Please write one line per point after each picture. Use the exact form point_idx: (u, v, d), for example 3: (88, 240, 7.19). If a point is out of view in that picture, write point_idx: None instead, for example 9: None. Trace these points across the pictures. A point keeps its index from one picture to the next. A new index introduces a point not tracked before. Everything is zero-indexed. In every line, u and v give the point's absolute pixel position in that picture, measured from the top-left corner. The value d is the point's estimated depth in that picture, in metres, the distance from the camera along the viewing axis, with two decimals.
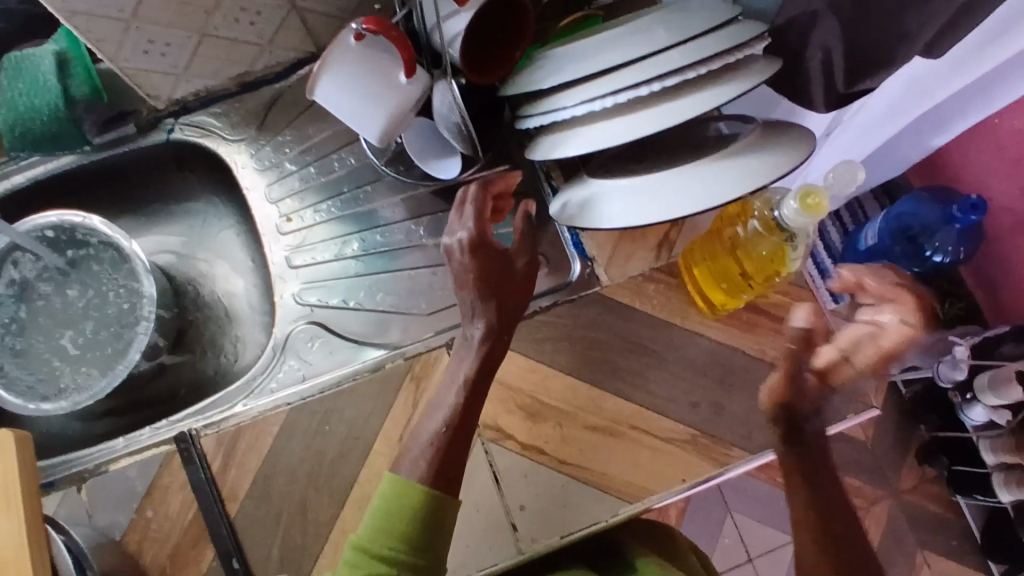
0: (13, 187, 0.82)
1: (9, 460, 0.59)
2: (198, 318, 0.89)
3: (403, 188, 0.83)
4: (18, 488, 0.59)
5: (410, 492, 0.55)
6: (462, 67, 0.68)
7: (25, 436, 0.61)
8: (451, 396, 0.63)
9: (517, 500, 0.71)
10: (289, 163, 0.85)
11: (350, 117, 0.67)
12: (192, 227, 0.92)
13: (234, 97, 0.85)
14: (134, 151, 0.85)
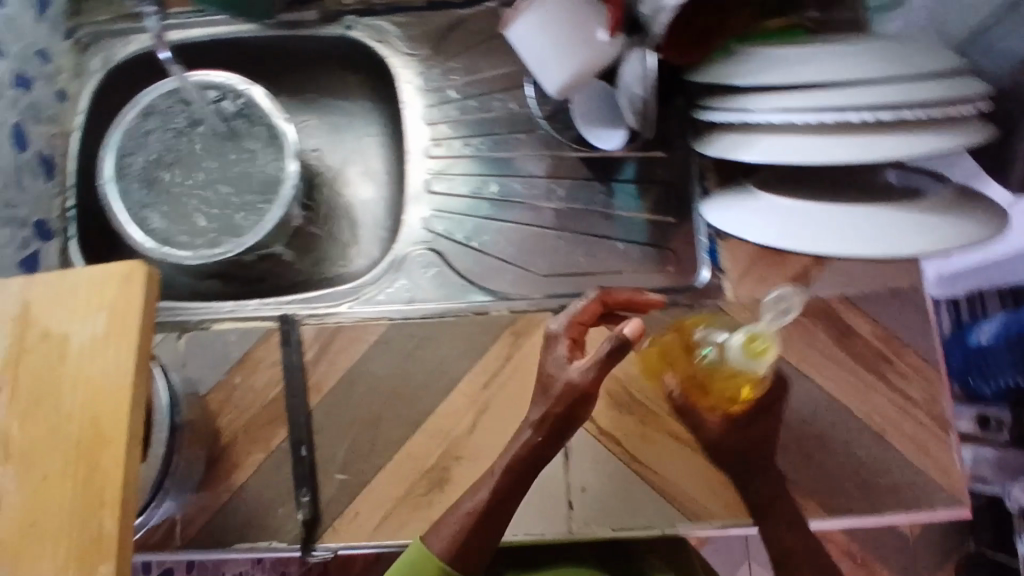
0: (191, 38, 0.85)
1: (135, 292, 0.60)
2: (319, 213, 0.90)
3: (551, 145, 0.81)
4: (136, 322, 0.60)
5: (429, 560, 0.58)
6: (660, 43, 0.66)
7: (155, 274, 0.62)
8: (482, 493, 0.60)
9: (574, 483, 0.71)
10: (452, 90, 0.82)
11: (536, 68, 0.65)
12: (335, 125, 0.93)
13: (417, 12, 0.84)
14: (308, 37, 0.85)
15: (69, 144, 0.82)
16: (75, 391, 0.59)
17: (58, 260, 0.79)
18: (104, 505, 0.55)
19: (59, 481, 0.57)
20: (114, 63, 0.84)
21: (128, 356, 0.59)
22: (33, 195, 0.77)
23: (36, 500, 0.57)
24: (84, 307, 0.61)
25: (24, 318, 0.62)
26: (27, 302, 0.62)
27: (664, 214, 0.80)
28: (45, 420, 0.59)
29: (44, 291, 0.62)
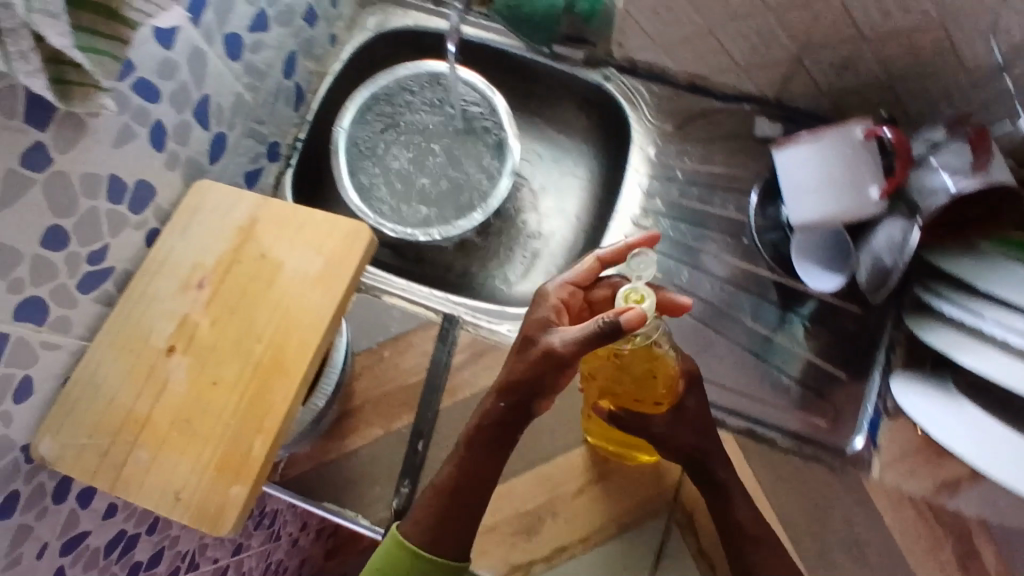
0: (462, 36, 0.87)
1: (356, 250, 0.65)
2: (500, 229, 0.90)
3: (748, 258, 0.81)
4: (345, 280, 0.63)
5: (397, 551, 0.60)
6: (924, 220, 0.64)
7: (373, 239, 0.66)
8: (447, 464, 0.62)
9: (580, 530, 0.70)
10: (680, 172, 0.83)
11: (789, 189, 0.65)
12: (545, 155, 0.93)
13: (675, 89, 0.84)
14: (564, 72, 0.87)
15: (320, 84, 0.86)
16: (269, 315, 0.62)
17: (274, 181, 0.83)
18: (261, 430, 0.58)
19: (223, 390, 0.60)
20: (385, 28, 0.88)
21: (328, 304, 0.62)
22: (278, 120, 0.81)
23: (197, 397, 0.60)
24: (309, 243, 0.65)
25: (247, 231, 0.66)
26: (255, 218, 0.67)
27: (839, 367, 0.77)
28: (231, 329, 0.62)
29: (272, 214, 0.67)
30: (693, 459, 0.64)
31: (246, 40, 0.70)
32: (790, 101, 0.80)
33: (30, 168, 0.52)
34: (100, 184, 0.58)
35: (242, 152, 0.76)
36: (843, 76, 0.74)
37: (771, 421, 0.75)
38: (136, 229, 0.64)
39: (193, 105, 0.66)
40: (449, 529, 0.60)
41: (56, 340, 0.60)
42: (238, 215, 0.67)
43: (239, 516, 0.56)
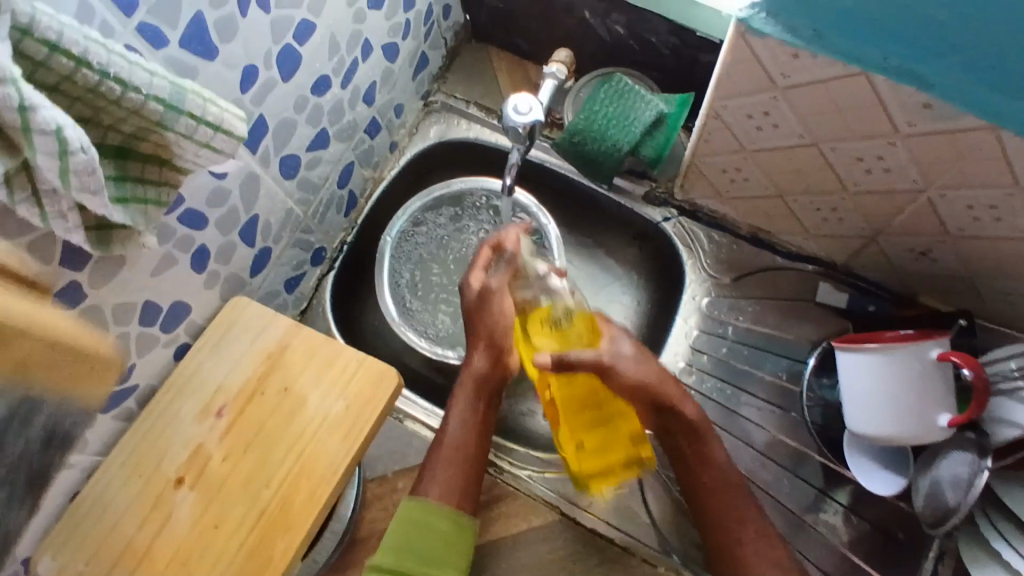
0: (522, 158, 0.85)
1: (379, 397, 0.62)
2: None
3: (790, 433, 0.75)
4: (365, 430, 0.60)
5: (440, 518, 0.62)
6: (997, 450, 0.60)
7: (401, 384, 0.63)
8: (452, 428, 0.68)
9: None
10: (732, 330, 0.77)
11: (848, 391, 0.60)
12: (590, 281, 0.88)
13: (736, 238, 0.79)
14: (622, 204, 0.83)
15: (374, 190, 0.85)
16: (282, 455, 0.60)
17: (314, 285, 0.82)
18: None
19: (225, 534, 0.58)
20: (445, 138, 0.86)
21: (344, 454, 0.60)
22: (327, 227, 0.80)
23: (199, 537, 0.58)
24: (334, 384, 0.63)
25: (274, 357, 0.64)
26: (284, 343, 0.65)
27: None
28: (244, 467, 0.60)
29: (302, 342, 0.65)
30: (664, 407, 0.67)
31: (303, 159, 0.70)
32: (859, 271, 0.75)
33: (63, 305, 0.51)
34: (134, 310, 0.58)
35: (285, 261, 0.75)
36: (920, 262, 0.69)
37: None
38: (165, 347, 0.64)
39: (240, 226, 0.65)
40: (464, 484, 0.65)
41: (69, 459, 0.59)
42: (267, 339, 0.65)
43: None
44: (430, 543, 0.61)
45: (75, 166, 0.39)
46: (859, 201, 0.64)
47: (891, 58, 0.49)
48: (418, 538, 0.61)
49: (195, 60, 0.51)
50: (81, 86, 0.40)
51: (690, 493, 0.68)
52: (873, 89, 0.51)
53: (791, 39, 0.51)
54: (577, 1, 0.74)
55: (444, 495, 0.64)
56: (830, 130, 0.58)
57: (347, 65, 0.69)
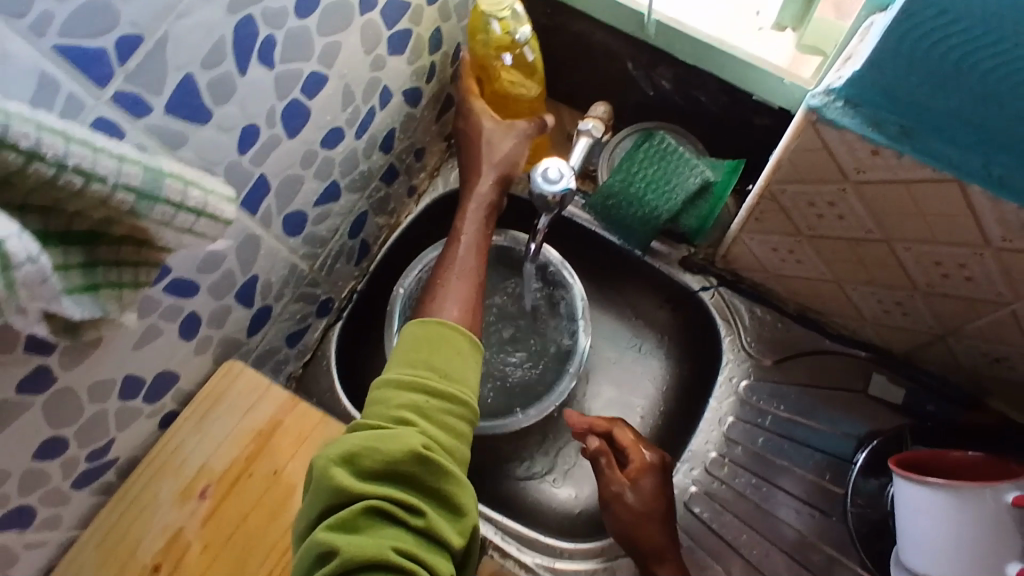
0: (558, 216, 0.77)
1: None
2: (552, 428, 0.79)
3: (831, 542, 0.67)
4: None
5: (445, 341, 0.53)
6: None
7: None
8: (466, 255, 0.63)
9: None
10: (770, 418, 0.70)
11: (907, 530, 0.53)
12: (618, 342, 0.82)
13: (781, 316, 0.72)
14: (658, 270, 0.76)
15: (388, 236, 0.79)
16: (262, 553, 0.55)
17: (319, 336, 0.76)
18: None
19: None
20: None
21: None
22: (335, 278, 0.74)
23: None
24: None
25: (261, 444, 0.59)
26: (275, 424, 0.60)
27: None
28: (220, 565, 0.55)
29: (293, 424, 0.60)
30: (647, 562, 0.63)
31: (311, 214, 0.64)
32: (916, 366, 0.68)
33: (28, 391, 0.45)
34: (113, 387, 0.52)
35: (288, 317, 0.70)
36: (990, 370, 0.61)
37: None
38: (150, 417, 0.58)
39: (238, 288, 0.60)
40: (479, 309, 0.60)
41: (42, 538, 0.54)
42: (259, 420, 0.60)
43: None
44: (453, 358, 0.52)
45: (22, 279, 0.33)
46: (930, 301, 0.57)
47: (991, 167, 0.42)
48: (438, 354, 0.51)
49: (184, 125, 0.46)
50: (33, 183, 0.34)
51: None
52: (966, 199, 0.44)
53: (874, 134, 0.44)
54: (619, 50, 0.67)
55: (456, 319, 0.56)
56: (906, 228, 0.51)
57: (363, 114, 0.63)
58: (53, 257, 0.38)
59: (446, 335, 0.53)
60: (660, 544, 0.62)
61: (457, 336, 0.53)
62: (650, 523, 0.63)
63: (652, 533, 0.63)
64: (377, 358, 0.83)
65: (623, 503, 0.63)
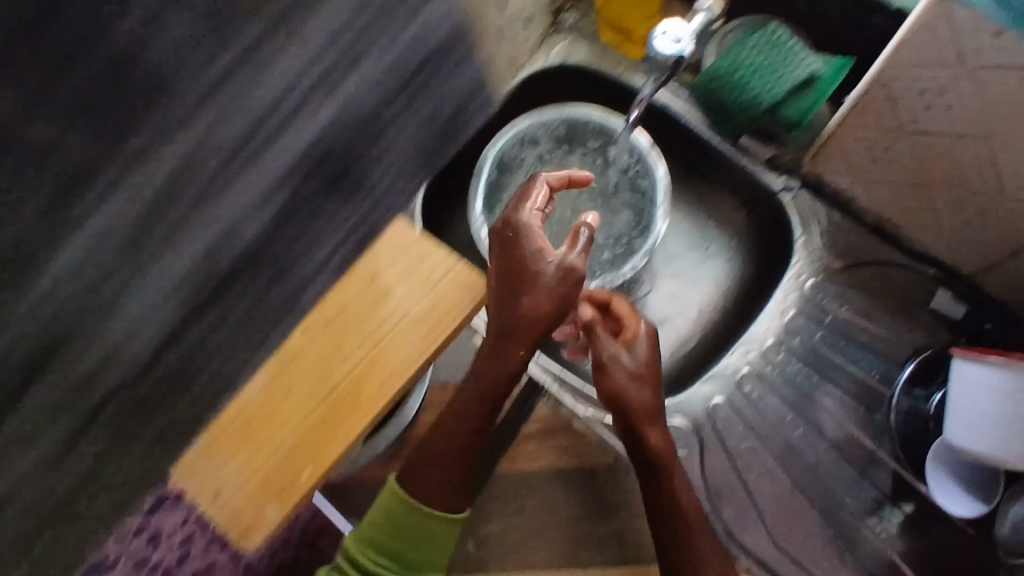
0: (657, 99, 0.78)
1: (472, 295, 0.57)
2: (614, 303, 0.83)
3: (868, 433, 0.71)
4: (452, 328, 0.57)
5: (413, 512, 0.53)
6: None
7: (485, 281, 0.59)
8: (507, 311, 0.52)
9: None
10: (831, 317, 0.73)
11: (955, 406, 0.57)
12: (688, 234, 0.86)
13: (856, 226, 0.75)
14: (743, 168, 0.78)
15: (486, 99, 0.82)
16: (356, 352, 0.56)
17: None
18: (313, 460, 0.52)
19: (279, 428, 0.54)
20: (566, 60, 0.82)
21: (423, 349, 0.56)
22: None
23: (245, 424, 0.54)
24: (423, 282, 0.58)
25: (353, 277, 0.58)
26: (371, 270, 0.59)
27: None
28: (316, 339, 0.56)
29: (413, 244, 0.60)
30: (629, 424, 0.55)
31: None
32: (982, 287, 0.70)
33: None
34: None
35: None
36: None
37: None
38: None
39: None
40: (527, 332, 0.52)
41: None
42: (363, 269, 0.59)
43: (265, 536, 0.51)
44: (430, 548, 0.53)
45: None
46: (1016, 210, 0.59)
47: None
48: (411, 548, 0.53)
49: None
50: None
51: (663, 469, 0.55)
52: None
53: (1002, 14, 0.46)
54: None
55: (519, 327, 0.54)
56: (1011, 123, 0.53)
57: None
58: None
59: (435, 528, 0.53)
60: (650, 404, 0.55)
61: (411, 512, 0.52)
62: (642, 383, 0.55)
63: (642, 391, 0.55)
64: (456, 217, 0.87)
65: (616, 362, 0.55)
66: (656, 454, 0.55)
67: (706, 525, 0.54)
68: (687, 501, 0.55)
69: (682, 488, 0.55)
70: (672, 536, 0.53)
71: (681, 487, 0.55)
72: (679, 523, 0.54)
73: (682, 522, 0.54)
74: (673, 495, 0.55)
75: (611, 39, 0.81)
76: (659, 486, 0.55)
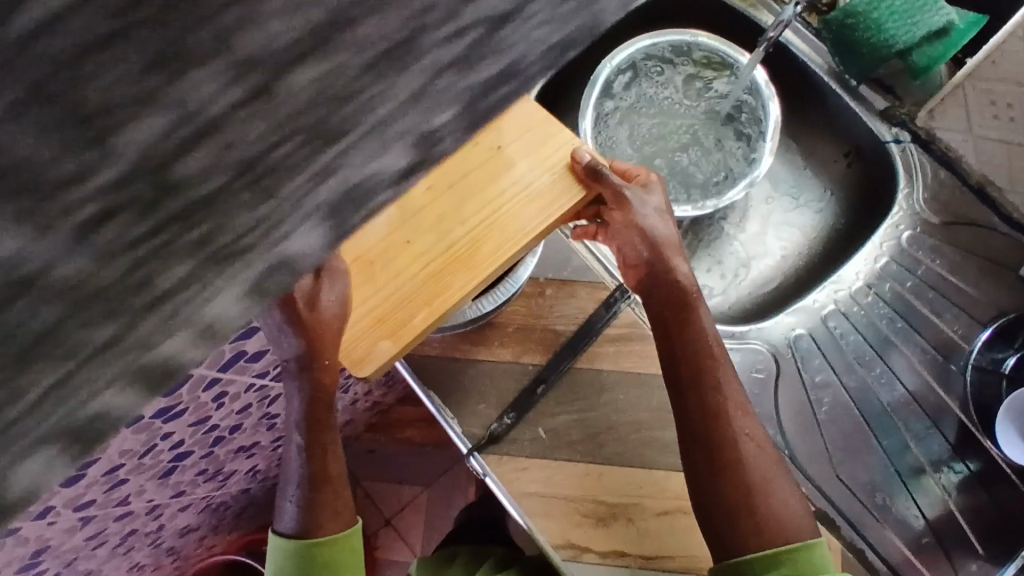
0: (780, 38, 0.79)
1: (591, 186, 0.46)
2: (698, 232, 0.83)
3: (942, 383, 0.73)
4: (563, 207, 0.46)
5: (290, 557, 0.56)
6: None
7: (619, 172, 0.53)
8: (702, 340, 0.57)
9: (647, 549, 0.71)
10: (921, 269, 0.75)
11: None
12: (778, 176, 0.85)
13: (959, 184, 0.76)
14: (855, 114, 0.79)
15: None
16: (472, 218, 0.45)
17: None
18: (431, 304, 0.45)
19: (420, 243, 0.45)
20: None
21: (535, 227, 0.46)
22: None
23: (384, 303, 0.45)
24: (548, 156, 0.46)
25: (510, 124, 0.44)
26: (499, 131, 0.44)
27: (979, 543, 0.70)
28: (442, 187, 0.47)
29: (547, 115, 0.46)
30: (650, 260, 0.56)
31: None
32: None
33: None
34: None
35: None
36: None
37: (870, 537, 0.71)
38: None
39: None
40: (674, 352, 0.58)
41: None
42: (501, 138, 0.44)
43: (379, 371, 0.46)
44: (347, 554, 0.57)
45: None
46: None
47: None
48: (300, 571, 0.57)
49: None
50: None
51: (678, 307, 0.56)
52: None
53: None
54: None
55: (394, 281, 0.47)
56: None
57: None
58: None
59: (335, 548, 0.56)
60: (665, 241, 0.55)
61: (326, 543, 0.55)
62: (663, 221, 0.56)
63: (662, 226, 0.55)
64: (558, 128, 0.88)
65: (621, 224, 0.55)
66: (677, 294, 0.56)
67: (722, 353, 0.56)
68: (705, 330, 0.56)
69: (705, 324, 0.56)
70: (687, 370, 0.57)
71: (705, 329, 0.56)
72: (705, 359, 0.56)
73: (696, 354, 0.56)
74: (691, 332, 0.56)
75: None
76: (667, 327, 0.57)
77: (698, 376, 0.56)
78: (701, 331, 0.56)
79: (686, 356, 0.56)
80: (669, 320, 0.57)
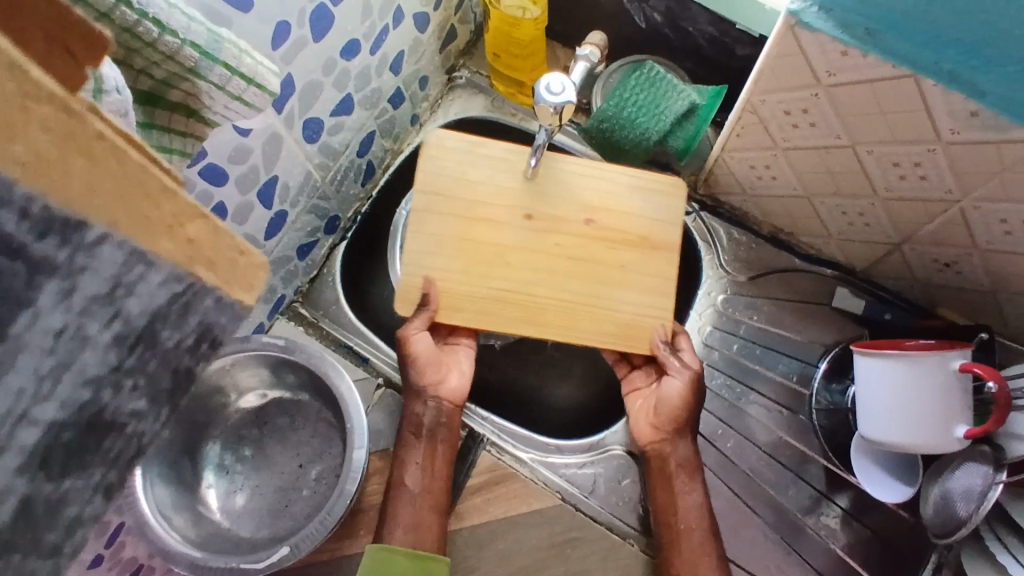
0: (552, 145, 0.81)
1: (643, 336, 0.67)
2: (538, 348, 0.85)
3: (798, 434, 0.74)
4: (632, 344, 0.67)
5: None
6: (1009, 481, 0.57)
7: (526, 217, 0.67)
8: (694, 489, 0.68)
9: None
10: (744, 328, 0.78)
11: (865, 399, 0.60)
12: None
13: (756, 238, 0.79)
14: None
15: (391, 162, 0.84)
16: (554, 291, 0.67)
17: (325, 253, 0.81)
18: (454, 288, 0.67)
19: (510, 264, 0.67)
20: (466, 116, 0.85)
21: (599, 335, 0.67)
22: (343, 196, 0.78)
23: (504, 296, 0.67)
24: (647, 294, 0.67)
25: (641, 248, 0.68)
26: (629, 210, 0.68)
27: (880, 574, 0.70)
28: (587, 250, 0.67)
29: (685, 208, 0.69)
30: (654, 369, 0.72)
31: (326, 124, 0.67)
32: (875, 280, 0.75)
33: None
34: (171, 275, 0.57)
35: (300, 227, 0.73)
36: (942, 275, 0.68)
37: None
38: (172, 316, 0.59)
39: (260, 187, 0.62)
40: (656, 452, 0.70)
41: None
42: (640, 216, 0.68)
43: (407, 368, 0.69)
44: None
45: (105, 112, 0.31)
46: (888, 208, 0.64)
47: (942, 62, 0.46)
48: None
49: (229, 9, 0.46)
50: (160, 53, 0.34)
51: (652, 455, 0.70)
52: (917, 96, 0.50)
53: (843, 37, 0.49)
54: None
55: (458, 389, 0.72)
56: (871, 132, 0.57)
57: (378, 31, 0.66)
58: (146, 118, 0.38)
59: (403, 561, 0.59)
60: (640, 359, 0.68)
61: None
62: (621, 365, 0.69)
63: (564, 211, 0.67)
64: None
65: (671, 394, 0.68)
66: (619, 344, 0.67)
67: (705, 499, 0.68)
68: (683, 461, 0.68)
69: (681, 450, 0.69)
70: (667, 477, 0.69)
71: (680, 448, 0.69)
72: (682, 486, 0.68)
73: (672, 467, 0.68)
74: (671, 458, 0.68)
75: (502, 91, 0.85)
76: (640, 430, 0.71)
77: (678, 498, 0.68)
78: (682, 460, 0.69)
79: (664, 474, 0.69)
80: (660, 431, 0.69)
